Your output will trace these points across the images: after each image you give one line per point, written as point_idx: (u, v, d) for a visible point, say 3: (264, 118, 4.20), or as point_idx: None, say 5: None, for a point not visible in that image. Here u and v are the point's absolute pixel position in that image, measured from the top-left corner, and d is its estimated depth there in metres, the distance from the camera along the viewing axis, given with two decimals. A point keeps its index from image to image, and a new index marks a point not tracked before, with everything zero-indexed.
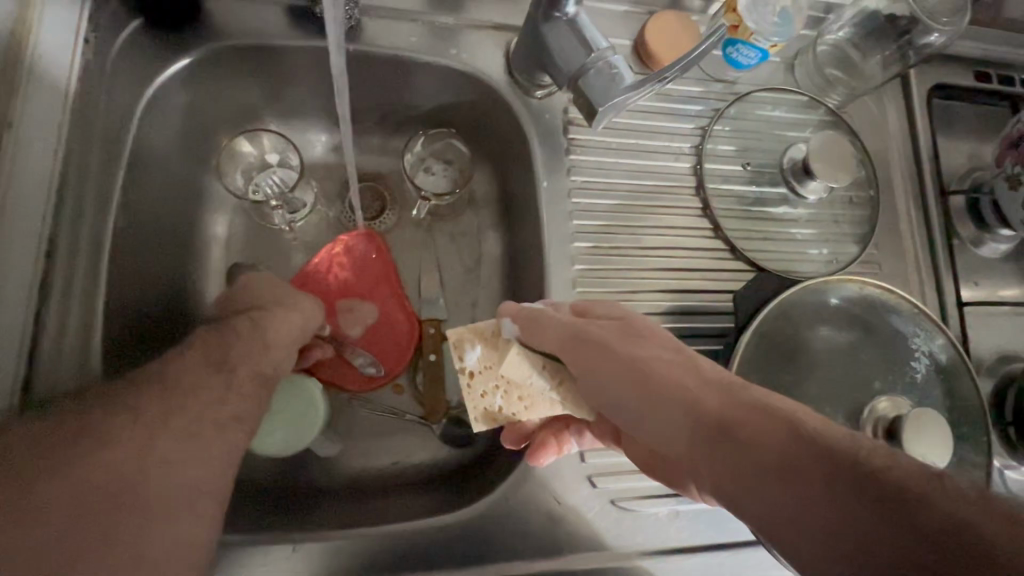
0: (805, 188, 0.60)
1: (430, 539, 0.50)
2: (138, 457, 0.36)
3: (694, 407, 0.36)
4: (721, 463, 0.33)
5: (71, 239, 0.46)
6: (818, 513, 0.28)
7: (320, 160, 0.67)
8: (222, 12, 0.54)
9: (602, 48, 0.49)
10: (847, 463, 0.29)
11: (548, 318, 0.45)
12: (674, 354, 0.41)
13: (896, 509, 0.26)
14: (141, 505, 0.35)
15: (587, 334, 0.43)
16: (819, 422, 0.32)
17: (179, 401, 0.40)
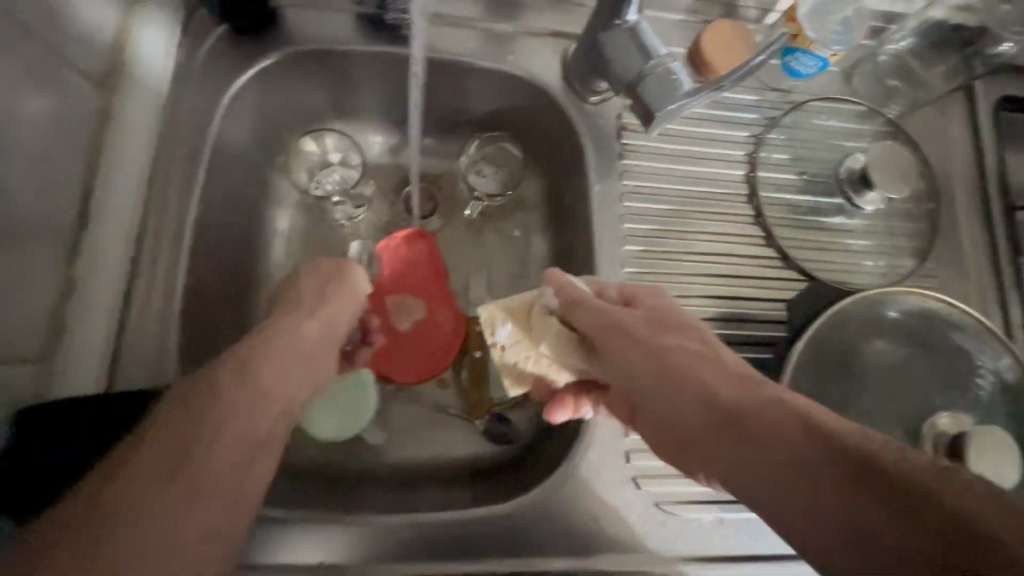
0: (862, 200, 0.59)
1: (475, 529, 0.51)
2: (201, 451, 0.36)
3: (711, 396, 0.38)
4: (735, 452, 0.35)
5: (156, 234, 0.49)
6: (829, 509, 0.29)
7: (377, 160, 0.69)
8: (296, 20, 0.57)
9: (662, 56, 0.50)
10: (877, 475, 0.29)
11: (583, 301, 0.45)
12: (697, 342, 0.42)
13: (937, 529, 0.27)
14: (188, 519, 0.34)
15: (620, 323, 0.43)
16: (832, 418, 0.34)
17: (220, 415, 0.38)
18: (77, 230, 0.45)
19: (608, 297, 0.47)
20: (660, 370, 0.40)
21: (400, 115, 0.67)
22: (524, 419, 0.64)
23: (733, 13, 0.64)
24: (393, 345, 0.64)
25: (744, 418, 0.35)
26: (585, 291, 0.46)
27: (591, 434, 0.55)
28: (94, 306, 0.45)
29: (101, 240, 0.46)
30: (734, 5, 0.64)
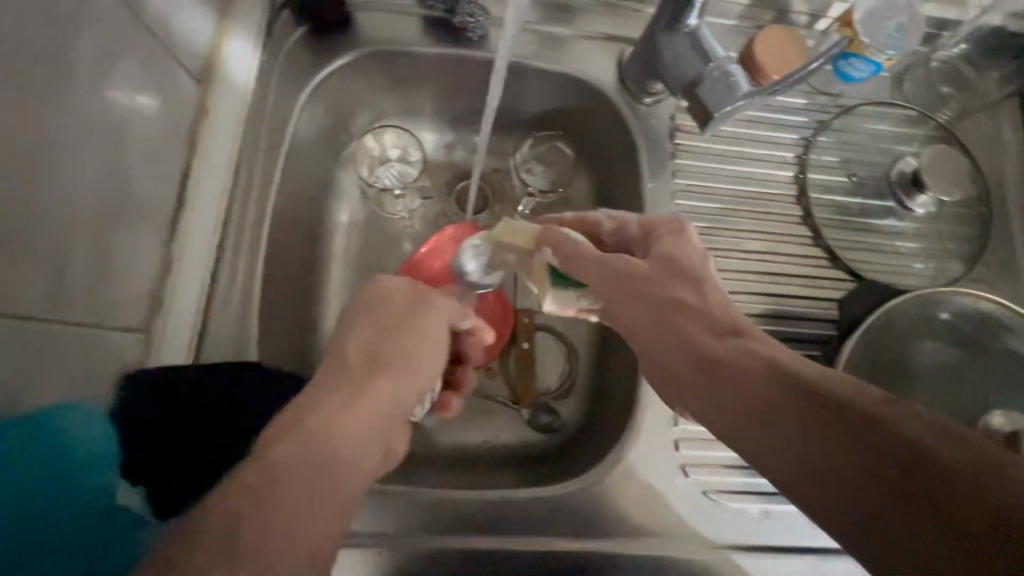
0: (914, 202, 0.60)
1: (531, 509, 0.53)
2: (320, 451, 0.33)
3: (695, 343, 0.40)
4: (720, 397, 0.38)
5: (240, 219, 0.53)
6: (794, 443, 0.34)
7: (432, 156, 0.72)
8: (369, 21, 0.61)
9: (721, 59, 0.52)
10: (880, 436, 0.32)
11: (581, 253, 0.47)
12: (686, 282, 0.43)
13: (928, 485, 0.29)
14: (296, 516, 0.30)
15: (617, 270, 0.44)
16: (800, 362, 0.37)
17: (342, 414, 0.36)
18: (174, 212, 0.49)
19: (627, 232, 0.49)
20: (661, 321, 0.42)
21: (457, 114, 0.70)
22: (570, 409, 0.66)
23: (784, 18, 0.65)
24: None
25: (749, 370, 0.37)
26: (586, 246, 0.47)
27: (641, 423, 0.56)
28: (186, 282, 0.48)
29: (195, 222, 0.50)
30: (786, 11, 0.65)
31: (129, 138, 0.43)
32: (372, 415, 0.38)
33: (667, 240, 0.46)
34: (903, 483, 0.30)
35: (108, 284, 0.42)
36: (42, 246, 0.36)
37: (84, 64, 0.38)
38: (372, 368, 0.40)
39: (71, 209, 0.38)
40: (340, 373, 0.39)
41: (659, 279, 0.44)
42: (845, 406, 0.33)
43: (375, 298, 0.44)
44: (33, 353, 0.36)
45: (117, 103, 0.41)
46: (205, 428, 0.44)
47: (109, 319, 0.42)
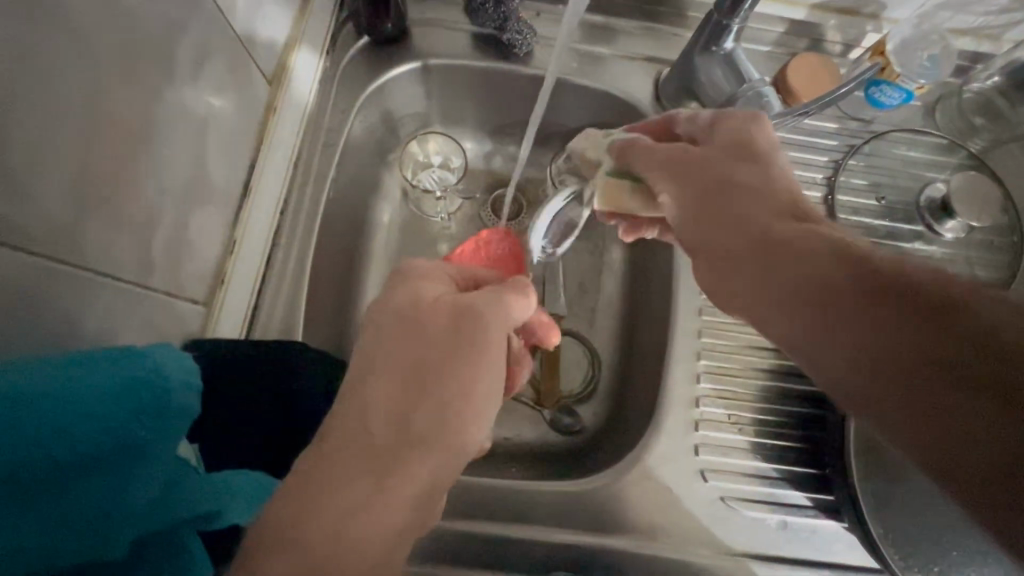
0: (942, 227, 0.61)
1: (549, 501, 0.54)
2: (350, 489, 0.34)
3: (756, 227, 0.41)
4: (772, 279, 0.40)
5: (295, 212, 0.58)
6: (853, 337, 0.35)
7: (472, 164, 0.76)
8: (423, 35, 0.66)
9: (755, 81, 0.55)
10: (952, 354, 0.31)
11: (643, 146, 0.50)
12: (766, 179, 0.44)
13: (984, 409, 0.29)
14: (343, 541, 0.32)
15: (689, 153, 0.47)
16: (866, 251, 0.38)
17: (381, 459, 0.36)
18: (240, 197, 0.53)
19: (696, 122, 0.49)
20: (715, 254, 0.43)
21: (497, 125, 0.74)
22: (592, 413, 0.67)
23: (818, 47, 0.68)
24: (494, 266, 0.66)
25: (823, 283, 0.37)
26: (644, 143, 0.50)
27: (662, 427, 0.58)
28: (244, 263, 0.53)
29: (257, 209, 0.54)
30: (820, 40, 0.68)
31: (211, 127, 0.48)
32: (417, 477, 0.37)
33: (741, 124, 0.47)
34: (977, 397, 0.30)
35: (183, 256, 0.46)
36: (135, 216, 0.40)
37: (182, 57, 0.43)
38: (411, 403, 0.39)
39: (160, 185, 0.42)
40: (372, 423, 0.37)
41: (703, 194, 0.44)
42: (926, 299, 0.33)
43: (408, 331, 0.42)
44: (122, 312, 0.40)
45: (204, 94, 0.46)
46: (212, 420, 0.46)
47: (179, 290, 0.46)
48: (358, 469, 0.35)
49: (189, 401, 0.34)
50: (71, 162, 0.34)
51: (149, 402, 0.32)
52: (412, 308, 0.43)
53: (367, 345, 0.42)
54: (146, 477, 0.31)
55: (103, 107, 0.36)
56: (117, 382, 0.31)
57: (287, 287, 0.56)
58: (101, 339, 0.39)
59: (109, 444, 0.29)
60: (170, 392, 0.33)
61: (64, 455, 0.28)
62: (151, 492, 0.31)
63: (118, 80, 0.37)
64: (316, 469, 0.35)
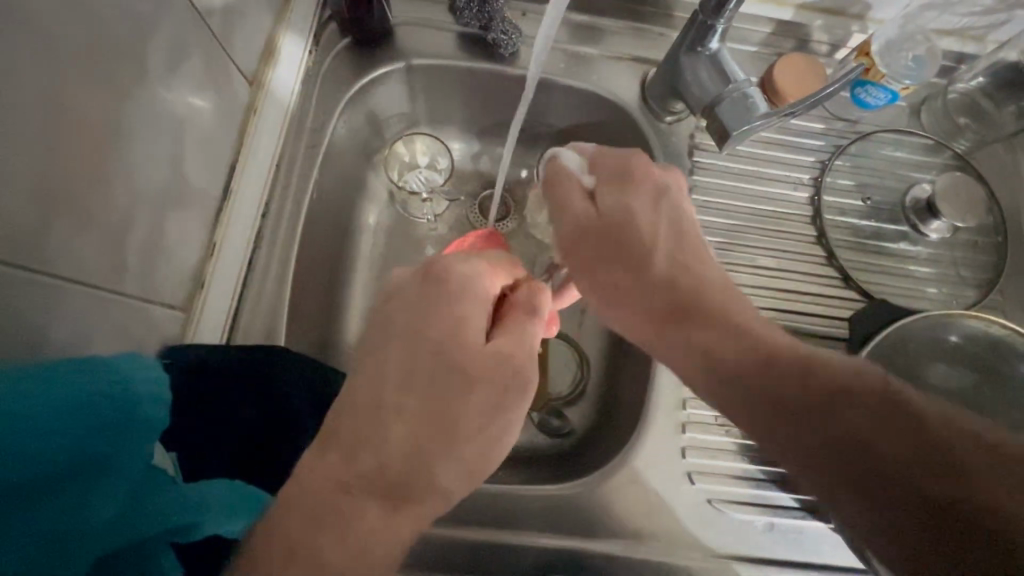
0: (927, 228, 0.62)
1: (536, 505, 0.54)
2: (365, 507, 0.35)
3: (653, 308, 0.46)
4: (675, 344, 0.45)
5: (277, 213, 0.57)
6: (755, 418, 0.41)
7: (459, 165, 0.75)
8: (408, 34, 0.65)
9: (740, 81, 0.54)
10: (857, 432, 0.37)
11: (566, 188, 0.49)
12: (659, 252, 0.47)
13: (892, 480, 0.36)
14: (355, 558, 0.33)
15: (590, 228, 0.48)
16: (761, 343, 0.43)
17: (402, 482, 0.37)
18: (220, 199, 0.52)
19: (599, 171, 0.50)
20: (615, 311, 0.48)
21: (484, 125, 0.73)
22: (580, 415, 0.67)
23: (805, 47, 0.68)
24: None
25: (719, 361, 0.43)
26: (571, 188, 0.49)
27: (650, 429, 0.57)
28: (224, 266, 0.52)
29: (238, 211, 0.54)
30: (806, 40, 0.67)
31: (187, 127, 0.47)
32: (425, 504, 0.38)
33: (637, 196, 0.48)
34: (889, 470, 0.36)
35: (158, 258, 0.45)
36: (106, 219, 0.39)
37: (156, 57, 0.42)
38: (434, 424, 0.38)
39: (134, 188, 0.41)
40: (392, 446, 0.37)
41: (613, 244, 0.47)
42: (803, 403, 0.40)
43: (438, 352, 0.40)
44: (95, 316, 0.39)
45: (181, 94, 0.45)
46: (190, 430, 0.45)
47: (154, 294, 0.45)
48: (372, 492, 0.35)
49: (158, 413, 0.34)
50: (33, 162, 0.33)
51: (117, 414, 0.31)
52: (438, 328, 0.41)
53: (389, 359, 0.40)
54: (107, 492, 0.30)
55: (69, 105, 0.35)
56: (90, 399, 0.30)
57: (270, 290, 0.55)
58: (71, 346, 0.38)
59: (72, 461, 0.29)
60: (137, 405, 0.32)
61: (19, 476, 0.27)
62: (110, 511, 0.30)
63: (87, 79, 0.36)
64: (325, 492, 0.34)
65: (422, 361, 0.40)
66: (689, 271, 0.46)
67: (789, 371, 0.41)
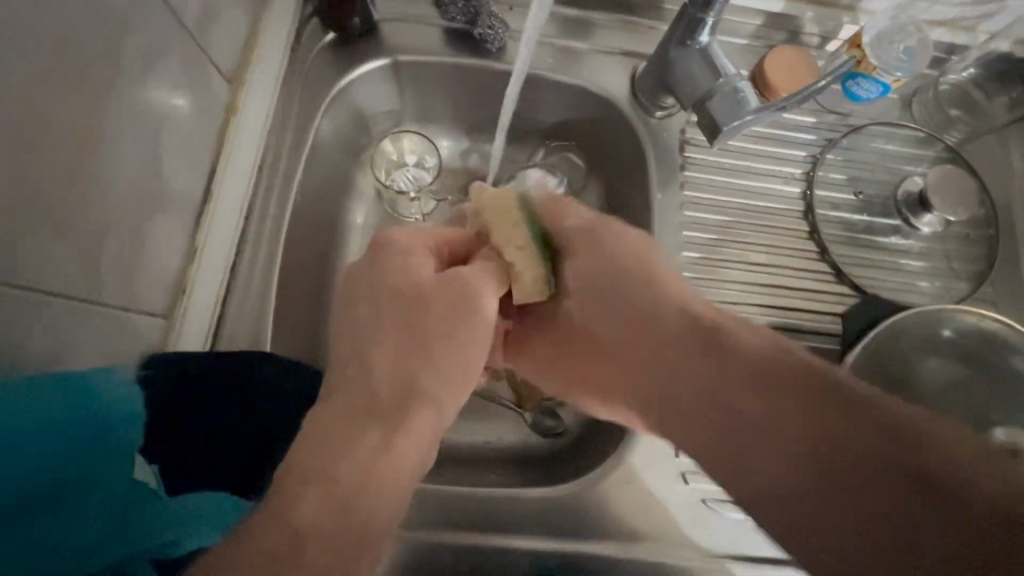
0: (920, 222, 0.61)
1: (531, 506, 0.53)
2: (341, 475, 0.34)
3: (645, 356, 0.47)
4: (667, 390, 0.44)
5: (261, 215, 0.56)
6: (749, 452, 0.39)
7: (447, 162, 0.74)
8: (393, 29, 0.64)
9: (731, 75, 0.54)
10: (888, 454, 0.32)
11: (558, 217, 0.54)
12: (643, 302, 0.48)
13: (911, 505, 0.30)
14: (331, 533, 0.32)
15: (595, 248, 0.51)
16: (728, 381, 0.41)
17: (378, 453, 0.36)
18: (201, 205, 0.51)
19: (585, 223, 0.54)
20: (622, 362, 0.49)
21: (472, 122, 0.72)
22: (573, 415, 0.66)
23: (795, 39, 0.67)
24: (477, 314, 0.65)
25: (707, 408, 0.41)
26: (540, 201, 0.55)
27: None
28: (206, 271, 0.51)
29: (220, 214, 0.52)
30: (797, 32, 0.67)
31: (166, 130, 0.45)
32: (389, 488, 0.36)
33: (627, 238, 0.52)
34: (911, 489, 0.31)
35: (137, 266, 0.43)
36: (85, 226, 0.38)
37: (133, 56, 0.41)
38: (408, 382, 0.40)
39: (113, 194, 0.40)
40: (363, 418, 0.37)
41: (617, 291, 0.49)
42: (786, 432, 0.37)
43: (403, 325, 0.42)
44: (73, 328, 0.38)
45: (159, 94, 0.44)
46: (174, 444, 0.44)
47: (135, 303, 0.44)
48: (347, 467, 0.34)
49: (126, 436, 0.35)
50: (7, 167, 0.32)
51: (92, 428, 0.33)
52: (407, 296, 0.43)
53: (356, 328, 0.42)
54: (87, 509, 0.32)
55: (40, 107, 0.34)
56: (54, 419, 0.32)
57: (255, 294, 0.54)
58: (45, 359, 0.37)
59: (41, 475, 0.31)
60: (104, 428, 0.34)
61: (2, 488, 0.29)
62: (93, 529, 0.32)
63: (60, 80, 0.35)
64: (308, 465, 0.34)
65: (391, 333, 0.42)
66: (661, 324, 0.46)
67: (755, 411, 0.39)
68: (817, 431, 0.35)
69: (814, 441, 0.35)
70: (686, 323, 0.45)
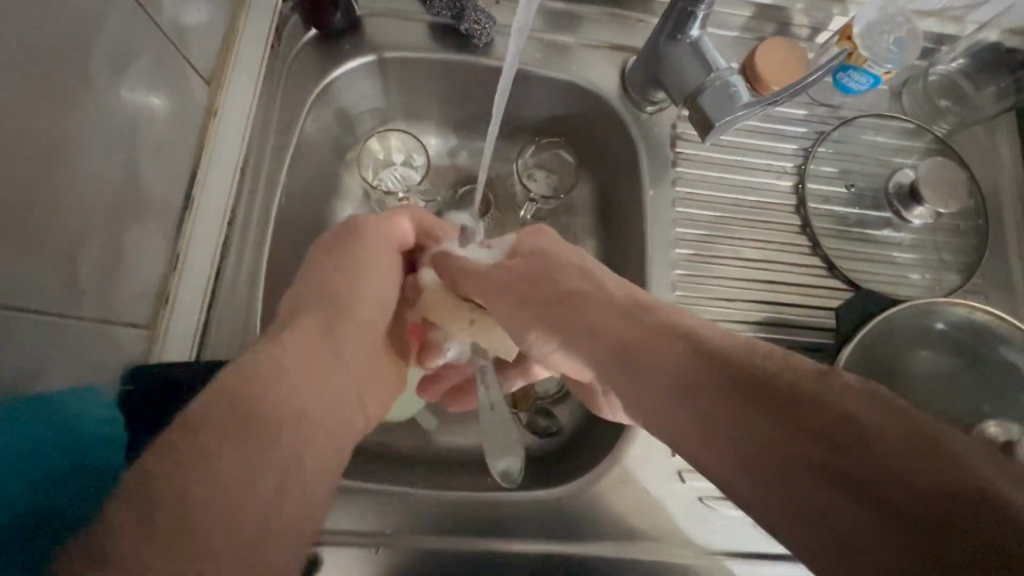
0: (911, 214, 0.61)
1: (529, 508, 0.53)
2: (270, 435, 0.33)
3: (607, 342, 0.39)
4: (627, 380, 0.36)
5: (245, 219, 0.54)
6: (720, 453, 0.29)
7: (436, 160, 0.73)
8: (378, 26, 0.62)
9: (722, 70, 0.53)
10: (820, 449, 0.25)
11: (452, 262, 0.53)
12: (594, 296, 0.42)
13: (837, 501, 0.23)
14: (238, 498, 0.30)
15: (498, 280, 0.48)
16: (680, 367, 0.33)
17: (297, 431, 0.35)
18: (181, 212, 0.49)
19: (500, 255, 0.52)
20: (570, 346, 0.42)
21: (460, 119, 0.71)
22: (569, 415, 0.66)
23: (785, 31, 0.66)
24: None
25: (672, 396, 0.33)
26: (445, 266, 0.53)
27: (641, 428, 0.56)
28: (189, 279, 0.49)
29: (202, 219, 0.51)
30: (786, 24, 0.66)
31: (141, 136, 0.44)
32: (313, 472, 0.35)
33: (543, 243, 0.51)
34: (852, 507, 0.22)
35: (117, 278, 0.42)
36: (57, 238, 0.36)
37: (99, 57, 0.39)
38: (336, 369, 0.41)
39: (87, 204, 0.39)
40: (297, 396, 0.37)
41: (551, 296, 0.44)
42: (754, 412, 0.28)
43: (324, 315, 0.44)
44: (52, 347, 0.37)
45: (132, 97, 0.42)
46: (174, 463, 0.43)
47: (115, 315, 0.42)
48: (286, 438, 0.34)
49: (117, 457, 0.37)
50: None
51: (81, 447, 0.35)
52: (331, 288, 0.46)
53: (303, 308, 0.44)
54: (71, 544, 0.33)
55: (6, 118, 0.32)
56: (54, 426, 0.34)
57: (242, 302, 0.53)
58: (25, 376, 0.35)
59: (37, 471, 0.33)
60: (98, 445, 0.36)
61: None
62: None
63: (20, 87, 0.33)
64: (237, 417, 0.32)
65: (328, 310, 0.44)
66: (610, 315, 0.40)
67: (719, 402, 0.30)
68: (740, 428, 0.28)
69: (750, 466, 0.27)
70: (599, 336, 0.39)
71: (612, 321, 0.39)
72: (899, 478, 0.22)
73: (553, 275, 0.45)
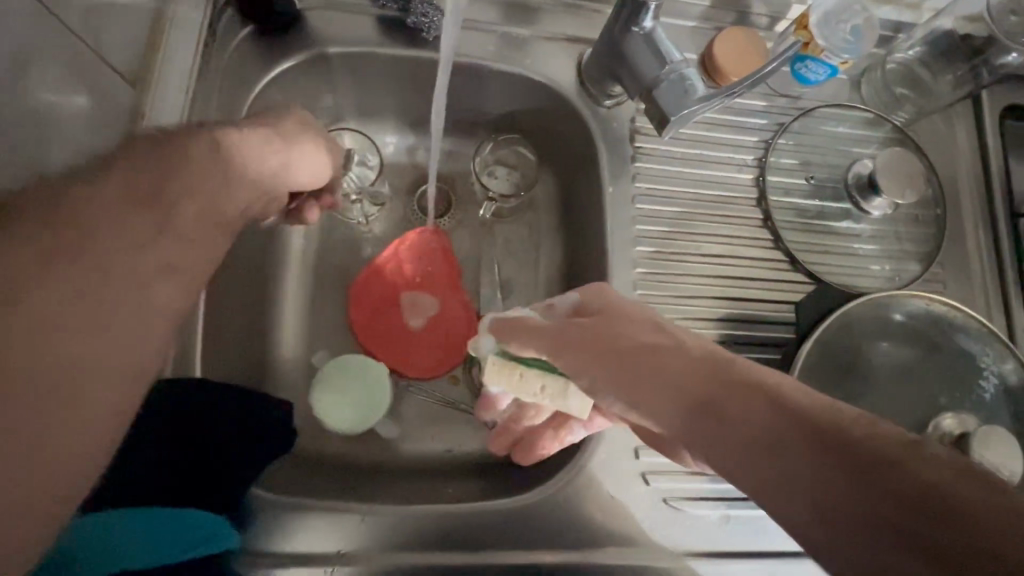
0: (869, 205, 0.61)
1: (490, 518, 0.52)
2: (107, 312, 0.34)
3: (676, 379, 0.33)
4: (695, 420, 0.31)
5: None
6: (785, 483, 0.27)
7: (393, 159, 0.70)
8: (321, 20, 0.59)
9: (677, 61, 0.51)
10: (877, 478, 0.26)
11: (529, 323, 0.43)
12: (653, 335, 0.37)
13: (899, 528, 0.25)
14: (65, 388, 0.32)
15: (569, 336, 0.39)
16: (758, 405, 0.30)
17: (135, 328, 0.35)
18: None
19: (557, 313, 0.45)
20: (628, 374, 0.35)
21: (415, 116, 0.68)
22: None
23: (745, 20, 0.65)
24: (422, 348, 0.65)
25: (746, 439, 0.29)
26: (514, 319, 0.45)
27: (605, 432, 0.55)
28: None
29: None
30: (746, 12, 0.65)
31: None
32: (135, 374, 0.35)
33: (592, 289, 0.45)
34: (897, 537, 0.24)
35: None
36: None
37: None
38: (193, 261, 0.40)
39: None
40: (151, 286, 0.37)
41: (611, 342, 0.37)
42: (826, 439, 0.27)
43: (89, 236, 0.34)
44: None
45: None
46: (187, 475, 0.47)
47: None
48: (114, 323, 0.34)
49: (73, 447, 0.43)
50: None
51: None
52: (77, 199, 0.35)
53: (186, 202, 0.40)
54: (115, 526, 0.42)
55: None
56: None
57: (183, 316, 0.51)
58: None
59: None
60: None
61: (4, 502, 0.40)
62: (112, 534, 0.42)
63: None
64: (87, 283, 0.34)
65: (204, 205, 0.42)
66: (665, 352, 0.35)
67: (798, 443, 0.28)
68: (806, 464, 0.27)
69: (818, 499, 0.27)
70: (664, 375, 0.33)
71: (678, 367, 0.34)
72: (956, 496, 0.25)
73: (615, 323, 0.39)
